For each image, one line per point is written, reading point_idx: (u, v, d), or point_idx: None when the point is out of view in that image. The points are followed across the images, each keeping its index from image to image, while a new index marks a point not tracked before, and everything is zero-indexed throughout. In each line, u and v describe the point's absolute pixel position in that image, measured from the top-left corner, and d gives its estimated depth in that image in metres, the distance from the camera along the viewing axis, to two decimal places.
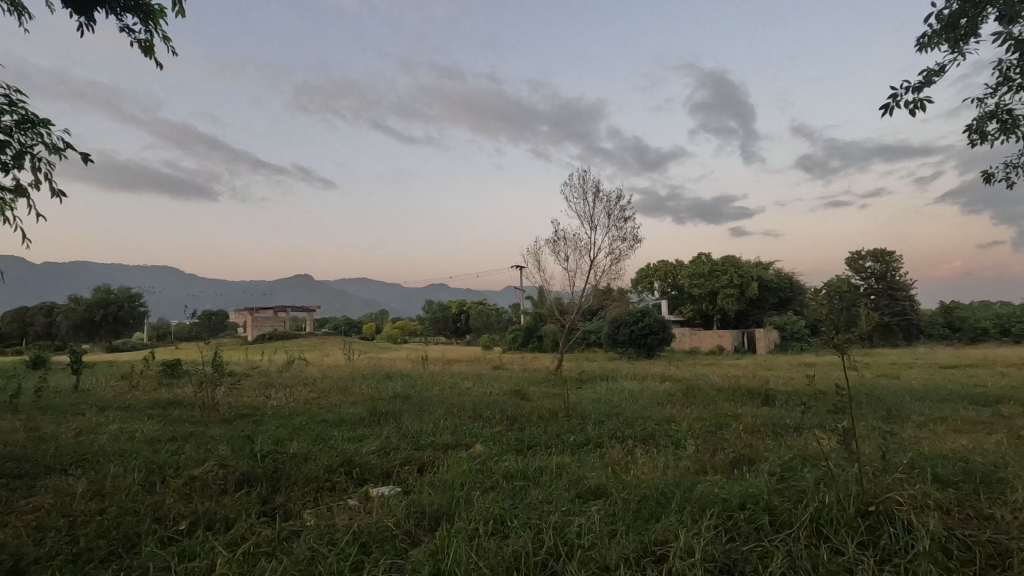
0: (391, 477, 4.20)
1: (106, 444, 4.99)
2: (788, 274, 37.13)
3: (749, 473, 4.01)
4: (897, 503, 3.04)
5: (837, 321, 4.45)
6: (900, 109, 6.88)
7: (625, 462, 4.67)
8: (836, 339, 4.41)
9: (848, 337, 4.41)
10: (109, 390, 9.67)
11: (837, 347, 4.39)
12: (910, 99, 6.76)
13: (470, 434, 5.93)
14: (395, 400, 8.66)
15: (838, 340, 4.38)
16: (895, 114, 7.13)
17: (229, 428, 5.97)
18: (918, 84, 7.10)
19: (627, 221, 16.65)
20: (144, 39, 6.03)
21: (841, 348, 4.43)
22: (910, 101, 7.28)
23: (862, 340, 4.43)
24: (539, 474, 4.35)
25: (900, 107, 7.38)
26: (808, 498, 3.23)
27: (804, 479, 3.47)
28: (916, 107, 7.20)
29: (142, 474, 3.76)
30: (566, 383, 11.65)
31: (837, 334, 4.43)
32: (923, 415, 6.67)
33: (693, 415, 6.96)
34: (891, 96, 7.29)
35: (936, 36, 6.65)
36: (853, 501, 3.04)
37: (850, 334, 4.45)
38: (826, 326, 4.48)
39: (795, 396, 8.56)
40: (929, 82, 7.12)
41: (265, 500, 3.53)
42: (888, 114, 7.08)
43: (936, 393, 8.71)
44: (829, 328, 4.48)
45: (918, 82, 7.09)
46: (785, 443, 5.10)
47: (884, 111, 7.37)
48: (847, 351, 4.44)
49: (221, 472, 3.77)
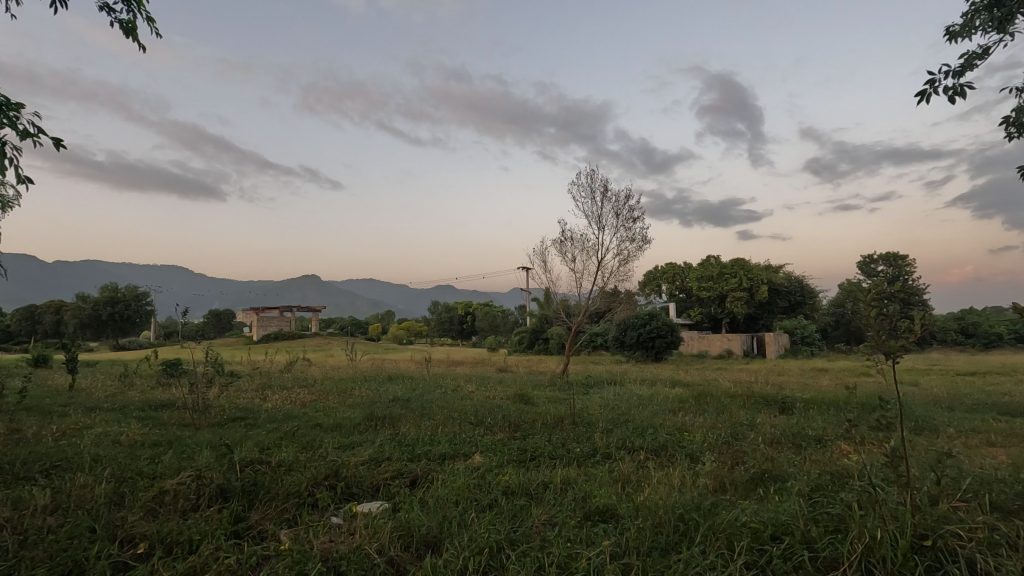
0: (379, 492, 3.89)
1: (85, 449, 4.72)
2: (798, 277, 36.41)
3: (774, 495, 3.68)
4: (954, 536, 2.72)
5: (882, 325, 4.17)
6: (943, 91, 6.20)
7: (636, 478, 4.34)
8: (884, 344, 4.20)
9: (899, 345, 4.17)
10: (104, 390, 9.45)
11: (886, 353, 4.16)
12: (946, 87, 6.34)
13: (468, 442, 5.62)
14: (395, 404, 8.37)
15: (889, 345, 4.14)
16: (934, 101, 6.43)
17: (216, 432, 5.69)
18: (958, 69, 6.53)
19: (636, 221, 16.29)
20: (126, 20, 5.76)
21: (892, 356, 4.19)
22: (948, 89, 6.62)
23: (911, 349, 4.13)
24: (542, 491, 4.02)
25: (937, 96, 6.70)
26: (848, 529, 2.90)
27: (839, 507, 3.15)
28: (955, 94, 6.56)
29: (110, 485, 3.49)
30: (572, 389, 11.35)
31: (885, 339, 4.21)
32: (957, 426, 6.28)
33: (707, 423, 6.63)
34: (929, 82, 6.61)
35: (981, 13, 6.20)
36: (904, 534, 2.71)
37: (900, 340, 4.17)
38: (873, 329, 4.20)
39: (813, 403, 8.20)
40: (969, 69, 6.53)
41: (239, 518, 3.22)
42: (924, 103, 6.65)
43: (962, 402, 8.28)
44: (877, 333, 4.27)
45: (958, 67, 6.52)
46: (810, 457, 4.75)
47: (920, 100, 6.68)
48: (898, 361, 4.21)
49: (196, 484, 3.49)
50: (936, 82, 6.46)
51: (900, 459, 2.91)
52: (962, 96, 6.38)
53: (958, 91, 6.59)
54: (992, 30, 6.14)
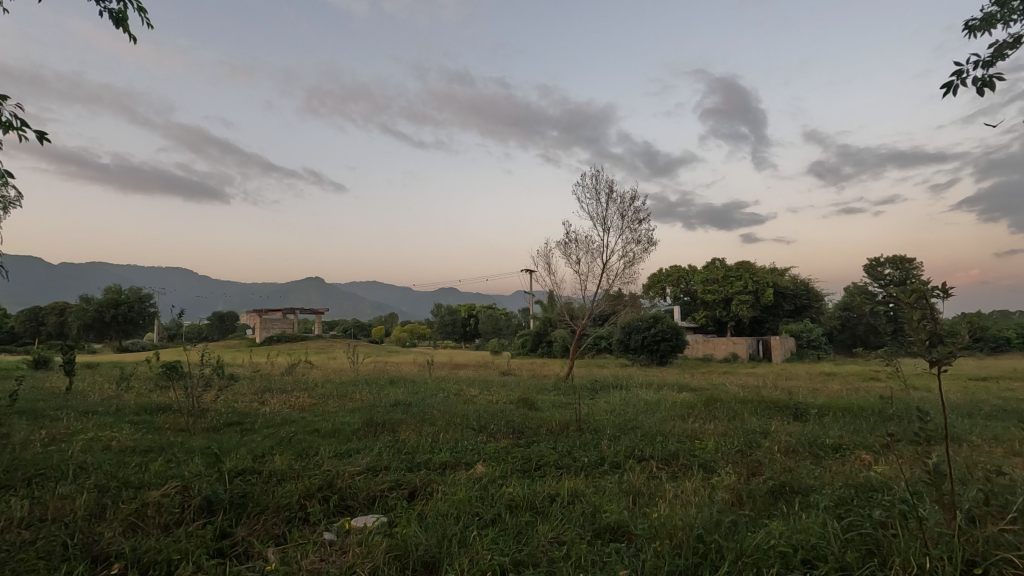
0: (376, 504, 3.70)
1: (70, 456, 4.54)
2: (804, 279, 36.03)
3: (797, 511, 3.48)
4: (1006, 565, 2.53)
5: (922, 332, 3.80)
6: (974, 80, 5.87)
7: (648, 490, 4.14)
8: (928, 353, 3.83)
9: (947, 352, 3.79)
10: (100, 393, 9.30)
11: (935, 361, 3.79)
12: (976, 76, 5.99)
13: (470, 450, 5.42)
14: (396, 409, 8.18)
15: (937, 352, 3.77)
16: (962, 92, 6.12)
17: (211, 438, 5.51)
18: (989, 57, 6.17)
19: (641, 223, 16.07)
20: (114, 10, 5.56)
21: (941, 363, 3.80)
22: (978, 79, 6.27)
23: (961, 353, 3.78)
24: (549, 504, 3.81)
25: (965, 87, 6.36)
26: (886, 562, 2.69)
27: (870, 532, 2.97)
28: (986, 84, 6.21)
29: (92, 496, 3.32)
30: (577, 393, 11.17)
31: (927, 348, 3.86)
32: (980, 435, 6.03)
33: (719, 430, 6.40)
34: (956, 72, 6.27)
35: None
36: (954, 563, 2.51)
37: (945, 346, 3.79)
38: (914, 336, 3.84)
39: (827, 410, 7.94)
40: (1001, 57, 6.16)
41: (225, 534, 3.05)
42: (950, 95, 6.40)
43: (983, 409, 8.01)
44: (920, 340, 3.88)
45: (989, 56, 6.17)
46: (830, 467, 4.55)
47: (947, 91, 6.34)
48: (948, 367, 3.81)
49: (181, 496, 3.32)
50: (963, 74, 6.21)
51: (942, 476, 2.73)
52: (990, 87, 6.12)
53: (987, 81, 6.24)
54: (1019, 19, 5.88)
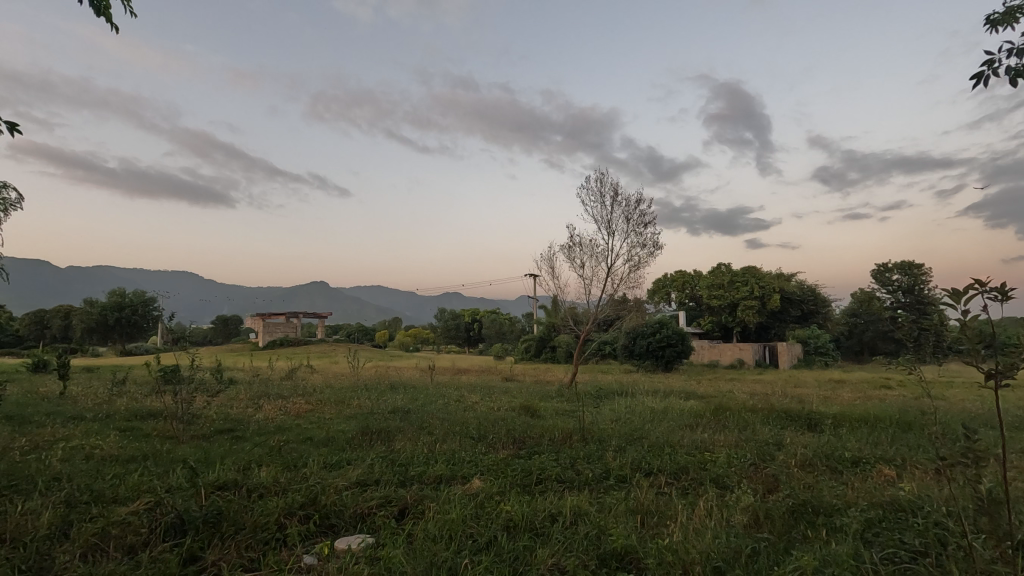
0: (362, 523, 3.48)
1: (48, 465, 4.35)
2: (811, 285, 35.57)
3: (821, 538, 3.22)
4: None
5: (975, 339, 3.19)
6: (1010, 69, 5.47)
7: (656, 510, 3.88)
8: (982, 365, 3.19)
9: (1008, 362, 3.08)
10: (91, 398, 9.05)
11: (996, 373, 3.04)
12: (1011, 65, 5.61)
13: (468, 462, 5.16)
14: (394, 416, 7.92)
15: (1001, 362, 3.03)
16: (991, 83, 5.74)
17: (197, 447, 5.27)
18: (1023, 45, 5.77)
19: (646, 226, 15.81)
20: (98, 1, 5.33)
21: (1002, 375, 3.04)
22: (1010, 68, 5.87)
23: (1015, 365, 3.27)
24: (548, 525, 3.57)
25: (997, 78, 5.94)
26: None
27: (901, 566, 2.73)
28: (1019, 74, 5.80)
29: (58, 513, 3.12)
30: (581, 400, 10.87)
31: (983, 357, 3.19)
32: (1009, 450, 5.73)
33: (729, 441, 6.14)
34: (987, 60, 5.87)
35: None
36: None
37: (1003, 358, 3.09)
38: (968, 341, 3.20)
39: (843, 420, 7.65)
40: None
41: (194, 558, 2.85)
42: (980, 87, 5.99)
43: (1007, 421, 7.67)
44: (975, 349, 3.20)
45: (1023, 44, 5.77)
46: (852, 484, 4.28)
47: (977, 82, 5.93)
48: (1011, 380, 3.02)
49: (151, 516, 3.10)
50: (994, 64, 5.81)
51: (991, 503, 2.45)
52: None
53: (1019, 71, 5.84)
54: None
